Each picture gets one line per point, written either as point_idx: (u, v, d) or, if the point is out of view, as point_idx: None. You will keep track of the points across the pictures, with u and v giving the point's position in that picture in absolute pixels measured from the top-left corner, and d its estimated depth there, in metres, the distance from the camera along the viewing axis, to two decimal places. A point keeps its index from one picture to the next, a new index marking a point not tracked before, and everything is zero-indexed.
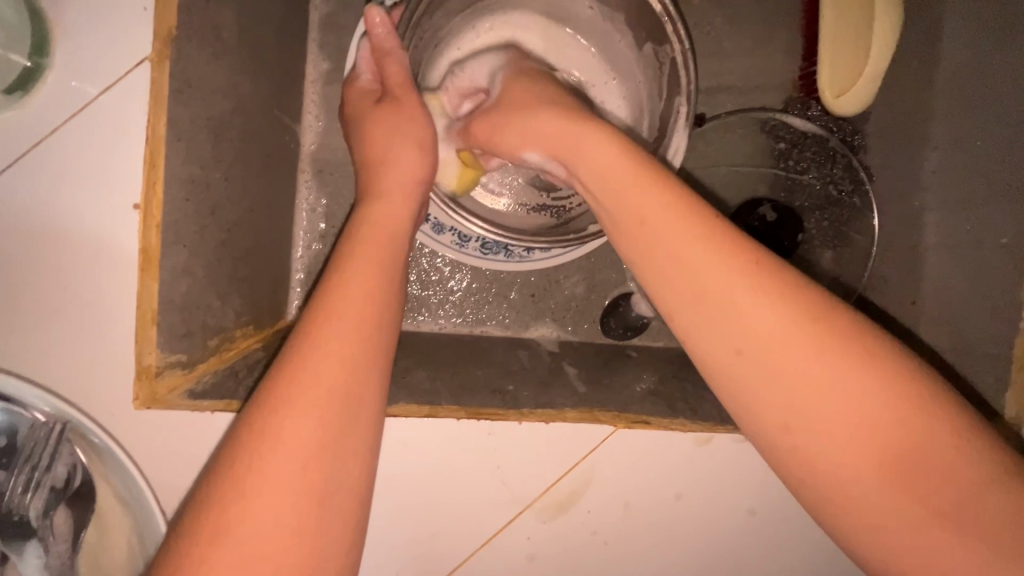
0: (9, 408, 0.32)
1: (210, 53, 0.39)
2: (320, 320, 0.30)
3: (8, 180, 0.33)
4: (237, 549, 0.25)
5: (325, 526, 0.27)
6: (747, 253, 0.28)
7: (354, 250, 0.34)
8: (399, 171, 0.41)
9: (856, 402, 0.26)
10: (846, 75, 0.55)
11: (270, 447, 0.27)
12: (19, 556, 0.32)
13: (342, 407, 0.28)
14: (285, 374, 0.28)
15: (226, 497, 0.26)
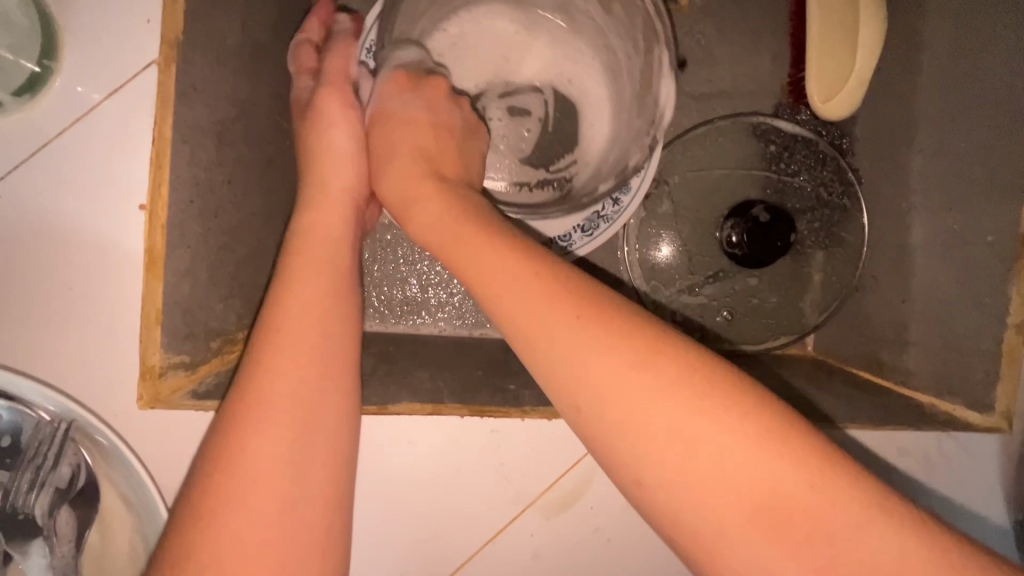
0: (17, 407, 0.33)
1: (216, 59, 0.40)
2: (268, 341, 0.33)
3: (16, 180, 0.34)
4: (212, 561, 0.28)
5: (298, 529, 0.30)
6: (575, 319, 0.30)
7: (295, 265, 0.37)
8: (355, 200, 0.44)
9: (760, 478, 0.26)
10: (833, 82, 0.57)
11: (233, 471, 0.30)
12: (23, 555, 0.33)
13: (298, 424, 0.32)
14: (241, 404, 0.31)
15: (195, 523, 0.29)
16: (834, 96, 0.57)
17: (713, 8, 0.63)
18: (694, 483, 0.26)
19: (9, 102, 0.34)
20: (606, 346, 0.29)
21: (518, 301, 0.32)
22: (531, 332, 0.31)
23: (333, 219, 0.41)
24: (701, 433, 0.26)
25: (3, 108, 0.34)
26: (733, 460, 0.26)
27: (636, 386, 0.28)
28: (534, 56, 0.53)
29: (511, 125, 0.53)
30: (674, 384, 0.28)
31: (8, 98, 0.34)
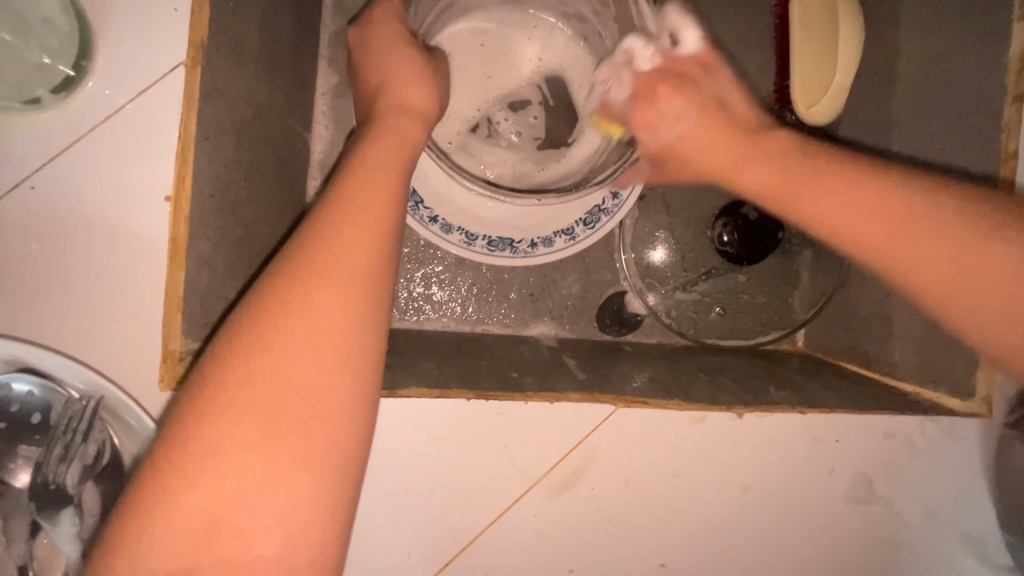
0: (47, 384, 0.34)
1: (235, 63, 0.42)
2: (323, 228, 0.32)
3: (50, 172, 0.36)
4: (262, 397, 0.29)
5: (341, 392, 0.30)
6: (788, 163, 0.40)
7: (345, 186, 0.34)
8: (415, 98, 0.42)
9: (967, 256, 0.34)
10: (816, 86, 0.61)
11: (294, 316, 0.30)
12: (53, 523, 0.33)
13: (360, 285, 0.31)
14: (305, 254, 0.31)
15: (248, 355, 0.29)
16: (817, 101, 0.60)
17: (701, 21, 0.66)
18: (920, 264, 0.35)
19: (45, 98, 0.36)
20: (861, 185, 0.37)
21: (834, 197, 0.37)
22: (791, 186, 0.39)
23: (393, 142, 0.38)
24: (874, 208, 0.36)
25: (38, 105, 0.36)
26: (1015, 292, 0.34)
27: (866, 214, 0.36)
28: (522, 52, 0.57)
29: (522, 111, 0.58)
30: (868, 190, 0.36)
31: (45, 94, 0.36)
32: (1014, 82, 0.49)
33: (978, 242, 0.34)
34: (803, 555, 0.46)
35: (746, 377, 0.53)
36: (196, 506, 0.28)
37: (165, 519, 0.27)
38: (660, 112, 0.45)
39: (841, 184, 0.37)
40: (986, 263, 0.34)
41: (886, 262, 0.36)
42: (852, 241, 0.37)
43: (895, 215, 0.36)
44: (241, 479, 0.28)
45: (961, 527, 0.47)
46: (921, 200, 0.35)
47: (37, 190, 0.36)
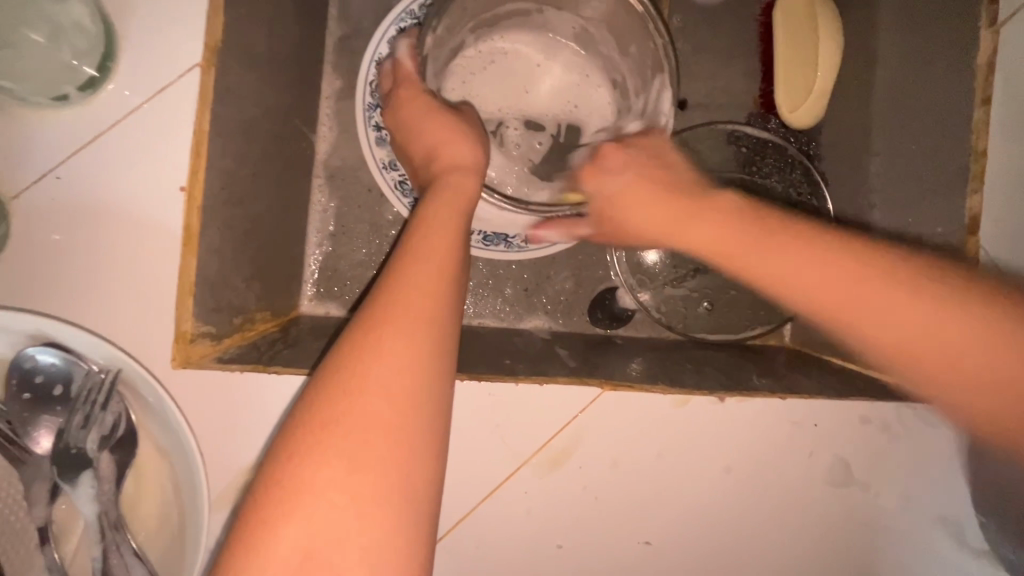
0: (68, 358, 0.36)
1: (245, 64, 0.45)
2: (395, 280, 0.34)
3: (76, 163, 0.39)
4: (347, 429, 0.30)
5: (416, 426, 0.31)
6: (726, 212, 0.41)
7: (413, 241, 0.37)
8: (468, 153, 0.45)
9: (882, 297, 0.35)
10: (798, 92, 0.64)
11: (372, 357, 0.31)
12: (73, 485, 0.36)
13: (431, 329, 0.33)
14: (379, 303, 0.33)
15: (334, 394, 0.31)
16: (800, 105, 0.64)
17: (688, 30, 0.69)
18: (892, 321, 0.35)
19: (73, 95, 0.39)
20: (826, 252, 0.37)
21: (812, 255, 0.37)
22: (706, 225, 0.41)
23: (454, 200, 0.41)
24: (839, 267, 0.36)
25: (65, 101, 0.39)
26: (964, 351, 0.33)
27: (798, 252, 0.37)
28: (555, 87, 0.61)
29: (531, 133, 0.61)
30: (799, 241, 0.38)
31: (72, 91, 0.39)
32: (981, 85, 0.53)
33: (912, 288, 0.35)
34: (785, 536, 0.48)
35: (730, 368, 0.55)
36: (290, 540, 0.29)
37: (262, 556, 0.29)
38: (601, 178, 0.48)
39: (769, 241, 0.38)
40: (930, 312, 0.34)
41: (858, 312, 0.35)
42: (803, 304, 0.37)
43: (817, 276, 0.36)
44: (327, 508, 0.29)
45: (940, 513, 0.49)
46: (847, 266, 0.36)
47: (64, 180, 0.39)
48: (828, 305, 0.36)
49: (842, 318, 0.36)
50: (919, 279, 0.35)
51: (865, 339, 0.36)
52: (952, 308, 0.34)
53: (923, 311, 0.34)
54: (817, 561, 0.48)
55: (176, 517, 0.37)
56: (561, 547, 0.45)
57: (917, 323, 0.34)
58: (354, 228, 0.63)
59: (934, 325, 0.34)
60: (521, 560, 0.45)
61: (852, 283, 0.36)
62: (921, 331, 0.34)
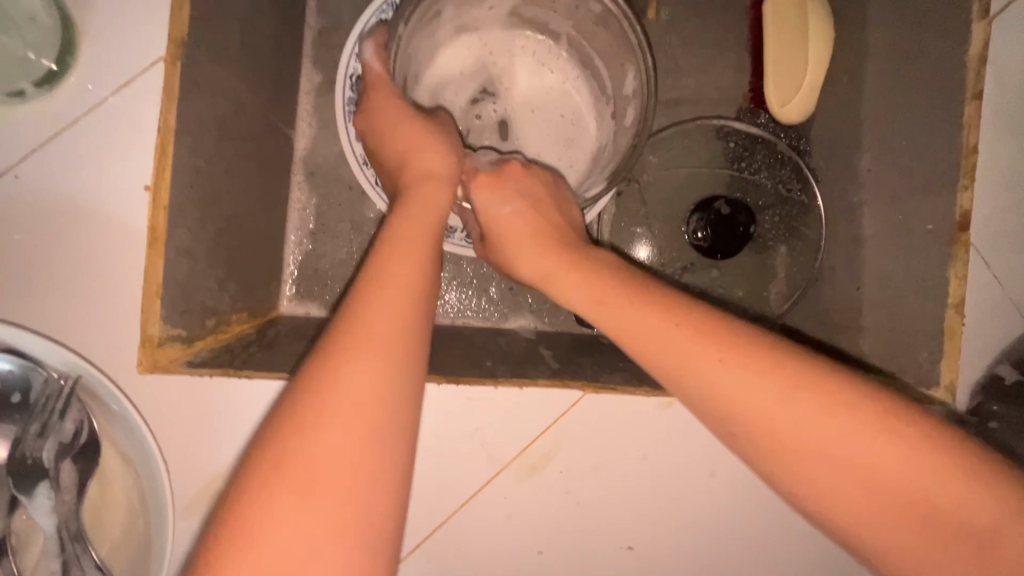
0: (26, 364, 0.35)
1: (215, 59, 0.44)
2: (360, 304, 0.33)
3: (34, 162, 0.38)
4: (305, 468, 0.29)
5: (381, 460, 0.30)
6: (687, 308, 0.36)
7: (380, 261, 0.35)
8: (439, 163, 0.44)
9: (788, 418, 0.32)
10: (788, 85, 0.63)
11: (334, 389, 0.30)
12: (30, 496, 0.35)
13: (397, 356, 0.32)
14: (342, 330, 0.32)
15: (292, 429, 0.29)
16: (791, 98, 0.63)
17: (677, 23, 0.68)
18: (769, 431, 0.33)
19: (29, 91, 0.37)
20: (734, 361, 0.33)
21: (713, 364, 0.34)
22: (644, 318, 0.36)
23: (424, 218, 0.39)
24: (731, 376, 0.33)
25: (22, 97, 0.37)
26: (862, 453, 0.31)
27: (698, 361, 0.34)
28: (548, 88, 0.60)
29: (507, 137, 0.60)
30: (729, 351, 0.34)
31: (28, 87, 0.37)
32: (973, 81, 0.51)
33: (829, 413, 0.32)
34: (771, 540, 0.47)
35: None
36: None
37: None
38: (501, 188, 0.47)
39: (665, 310, 0.36)
40: (838, 424, 0.32)
41: (772, 424, 0.32)
42: (700, 385, 0.34)
43: (733, 398, 0.33)
44: (285, 554, 0.28)
45: None
46: (749, 371, 0.33)
47: (22, 179, 0.37)
48: (735, 408, 0.33)
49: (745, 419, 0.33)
50: (839, 418, 0.31)
51: (760, 434, 0.33)
52: (850, 415, 0.31)
53: (831, 432, 0.31)
54: (803, 565, 0.48)
55: (140, 528, 0.36)
56: (541, 553, 0.45)
57: (799, 422, 0.32)
58: (335, 226, 0.61)
59: (829, 445, 0.31)
60: (501, 566, 0.44)
61: (769, 411, 0.32)
62: (812, 441, 0.32)
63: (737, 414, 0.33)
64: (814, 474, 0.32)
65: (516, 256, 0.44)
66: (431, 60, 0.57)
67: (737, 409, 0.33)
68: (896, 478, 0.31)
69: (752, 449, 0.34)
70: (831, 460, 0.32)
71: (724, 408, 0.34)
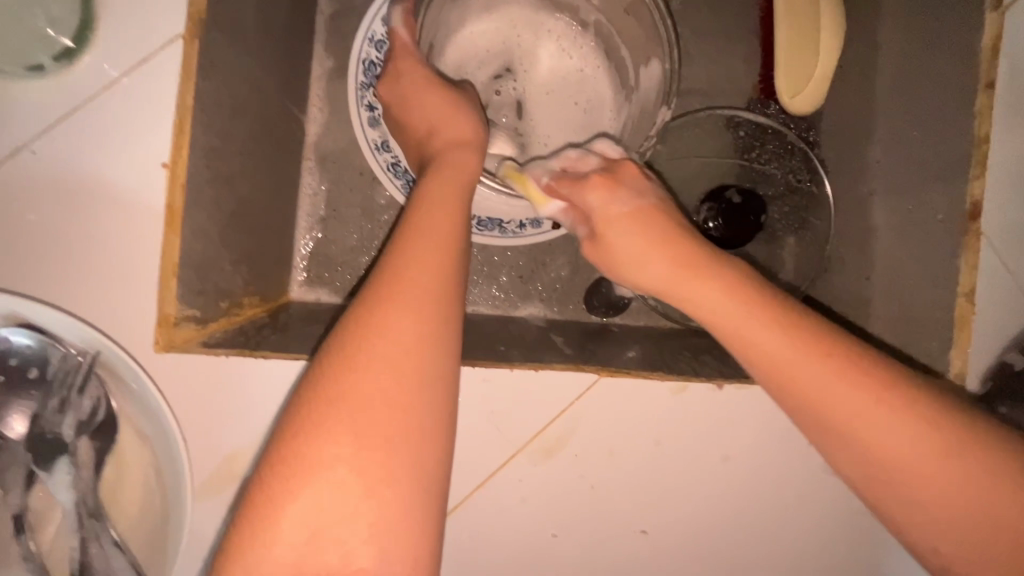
0: (44, 339, 0.35)
1: (230, 39, 0.44)
2: (398, 254, 0.33)
3: (51, 137, 0.37)
4: (350, 409, 0.29)
5: (424, 403, 0.30)
6: (733, 279, 0.38)
7: (416, 213, 0.35)
8: (461, 128, 0.44)
9: (865, 421, 0.34)
10: (797, 77, 0.63)
11: (376, 334, 0.30)
12: (48, 472, 0.35)
13: (436, 303, 0.32)
14: (381, 277, 0.32)
15: (336, 372, 0.30)
16: (801, 90, 0.62)
17: (688, 13, 0.68)
18: (849, 435, 0.34)
19: (48, 66, 0.37)
20: (801, 348, 0.35)
21: (780, 336, 0.35)
22: (754, 327, 0.36)
23: (456, 175, 0.39)
24: (818, 371, 0.34)
25: (42, 72, 0.37)
26: (936, 479, 0.33)
27: (776, 340, 0.35)
28: (568, 71, 0.60)
29: (521, 117, 0.60)
30: (773, 321, 0.35)
31: (48, 62, 0.37)
32: (985, 70, 0.51)
33: (892, 411, 0.33)
34: (783, 526, 0.47)
35: (731, 355, 0.54)
36: (300, 517, 0.28)
37: (271, 532, 0.28)
38: (617, 189, 0.45)
39: (768, 320, 0.36)
40: (908, 433, 0.33)
41: (845, 419, 0.34)
42: (807, 387, 0.34)
43: (792, 361, 0.35)
44: (337, 489, 0.29)
45: None
46: (797, 344, 0.35)
47: (40, 154, 0.37)
48: (803, 392, 0.35)
49: (858, 436, 0.34)
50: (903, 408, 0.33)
51: (835, 430, 0.34)
52: (921, 424, 0.33)
53: (905, 437, 0.33)
54: (814, 551, 0.48)
55: (157, 506, 0.36)
56: (555, 536, 0.45)
57: (865, 423, 0.34)
58: (345, 212, 0.61)
59: (893, 444, 0.33)
60: (514, 549, 0.44)
61: (839, 422, 0.34)
62: (881, 431, 0.33)
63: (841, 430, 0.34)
64: (915, 487, 0.34)
65: (636, 270, 0.42)
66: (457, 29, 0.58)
67: (824, 403, 0.34)
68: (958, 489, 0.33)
69: (828, 442, 0.36)
70: (906, 472, 0.34)
71: (785, 391, 0.35)
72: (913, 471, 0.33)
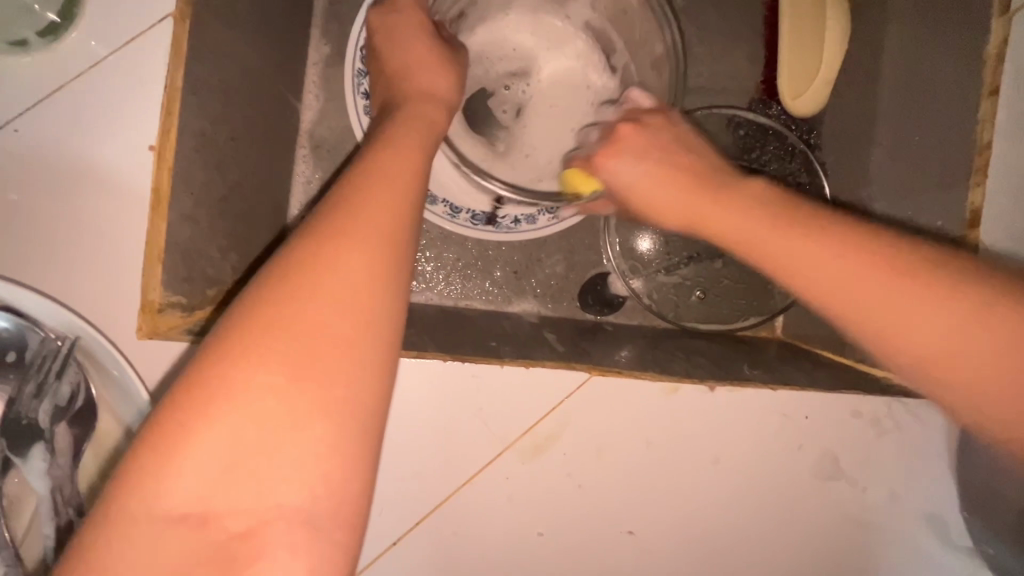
0: (22, 322, 0.34)
1: (222, 19, 0.42)
2: (357, 187, 0.32)
3: (34, 115, 0.36)
4: (289, 338, 0.27)
5: (367, 347, 0.29)
6: (729, 201, 0.37)
7: (381, 154, 0.34)
8: (437, 82, 0.44)
9: (915, 322, 0.31)
10: (801, 76, 0.62)
11: (326, 263, 0.29)
12: (23, 458, 0.34)
13: (392, 243, 0.31)
14: (338, 207, 0.31)
15: (277, 296, 0.28)
16: (805, 90, 0.61)
17: (693, 10, 0.67)
18: (902, 341, 0.31)
19: (32, 41, 0.36)
20: (825, 250, 0.33)
21: (788, 239, 0.34)
22: (769, 237, 0.34)
23: (425, 126, 0.39)
24: (850, 272, 0.32)
25: (26, 48, 0.36)
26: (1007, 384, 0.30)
27: (791, 247, 0.33)
28: (573, 90, 0.60)
29: (513, 123, 0.60)
30: (782, 233, 0.34)
31: (32, 37, 0.36)
32: (990, 75, 0.51)
33: (956, 310, 0.30)
34: (771, 529, 0.47)
35: (724, 359, 0.54)
36: (207, 452, 0.26)
37: (174, 457, 0.26)
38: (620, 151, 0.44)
39: (774, 225, 0.34)
40: (968, 333, 0.30)
41: (892, 326, 0.31)
42: (843, 302, 0.32)
43: (815, 268, 0.33)
44: (257, 425, 0.27)
45: (926, 510, 0.48)
46: (820, 247, 0.33)
47: (22, 132, 0.36)
48: (839, 302, 0.32)
49: (868, 327, 0.32)
50: (969, 318, 0.30)
51: (886, 343, 0.32)
52: (979, 318, 0.30)
53: (973, 348, 0.30)
54: (800, 556, 0.48)
55: None
56: (542, 535, 0.44)
57: (914, 329, 0.31)
58: (339, 202, 0.60)
59: (951, 350, 0.30)
60: (500, 547, 0.44)
61: (882, 335, 0.32)
62: (931, 339, 0.31)
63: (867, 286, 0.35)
64: (980, 392, 0.30)
65: (649, 200, 0.42)
66: (491, 17, 0.58)
67: (865, 317, 0.32)
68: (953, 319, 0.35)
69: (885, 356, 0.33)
70: (981, 382, 0.30)
71: (822, 301, 0.33)
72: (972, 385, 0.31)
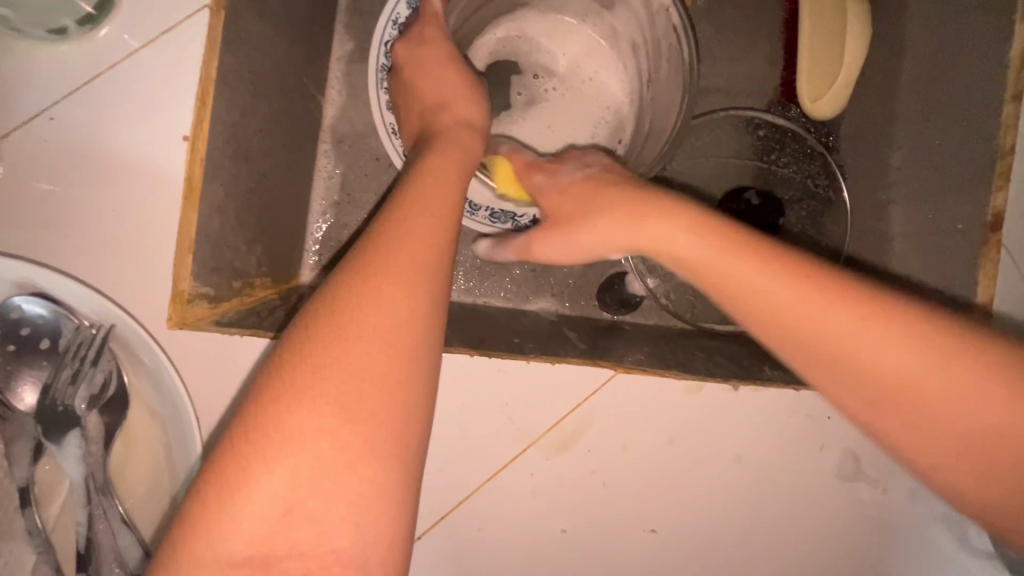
0: (57, 310, 0.34)
1: (255, 11, 0.43)
2: (394, 222, 0.33)
3: (71, 104, 0.36)
4: (342, 375, 0.28)
5: (411, 379, 0.29)
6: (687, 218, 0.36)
7: (413, 187, 0.36)
8: (464, 112, 0.46)
9: (848, 336, 0.30)
10: (820, 81, 0.61)
11: (370, 304, 0.29)
12: (60, 444, 0.34)
13: (431, 276, 0.31)
14: (377, 243, 0.31)
15: (327, 338, 0.28)
16: (823, 95, 0.61)
17: (712, 12, 0.67)
18: (828, 353, 0.30)
19: (71, 29, 0.36)
20: (773, 274, 0.32)
21: (766, 275, 0.32)
22: (739, 265, 0.33)
23: (454, 155, 0.41)
24: (788, 291, 0.31)
25: (64, 36, 0.36)
26: (942, 392, 0.29)
27: (734, 263, 0.33)
28: (591, 86, 0.60)
29: (519, 110, 0.60)
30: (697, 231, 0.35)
31: (71, 25, 0.36)
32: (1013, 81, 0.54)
33: (887, 331, 0.30)
34: (793, 530, 0.47)
35: (743, 359, 0.54)
36: (271, 491, 0.27)
37: (240, 501, 0.26)
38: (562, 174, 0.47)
39: (721, 247, 0.34)
40: (900, 350, 0.29)
41: (822, 333, 0.30)
42: (759, 315, 0.32)
43: (720, 265, 0.34)
44: (313, 460, 0.27)
45: (945, 511, 0.48)
46: (735, 260, 0.33)
47: (59, 120, 0.36)
48: (774, 317, 0.32)
49: (813, 343, 0.31)
50: (904, 335, 0.29)
51: (785, 338, 0.32)
52: (909, 337, 0.29)
53: (904, 351, 0.29)
54: (821, 556, 0.48)
55: (166, 486, 0.35)
56: (565, 532, 0.44)
57: (838, 333, 0.30)
58: (359, 197, 0.60)
59: (877, 348, 0.30)
60: (523, 543, 0.44)
61: (815, 330, 0.30)
62: (831, 327, 0.30)
63: (811, 345, 0.31)
64: (885, 380, 0.30)
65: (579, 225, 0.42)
66: (548, 12, 0.59)
67: (820, 329, 0.30)
68: (943, 392, 0.29)
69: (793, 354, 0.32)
70: (939, 401, 0.29)
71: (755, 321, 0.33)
72: (967, 406, 0.29)
